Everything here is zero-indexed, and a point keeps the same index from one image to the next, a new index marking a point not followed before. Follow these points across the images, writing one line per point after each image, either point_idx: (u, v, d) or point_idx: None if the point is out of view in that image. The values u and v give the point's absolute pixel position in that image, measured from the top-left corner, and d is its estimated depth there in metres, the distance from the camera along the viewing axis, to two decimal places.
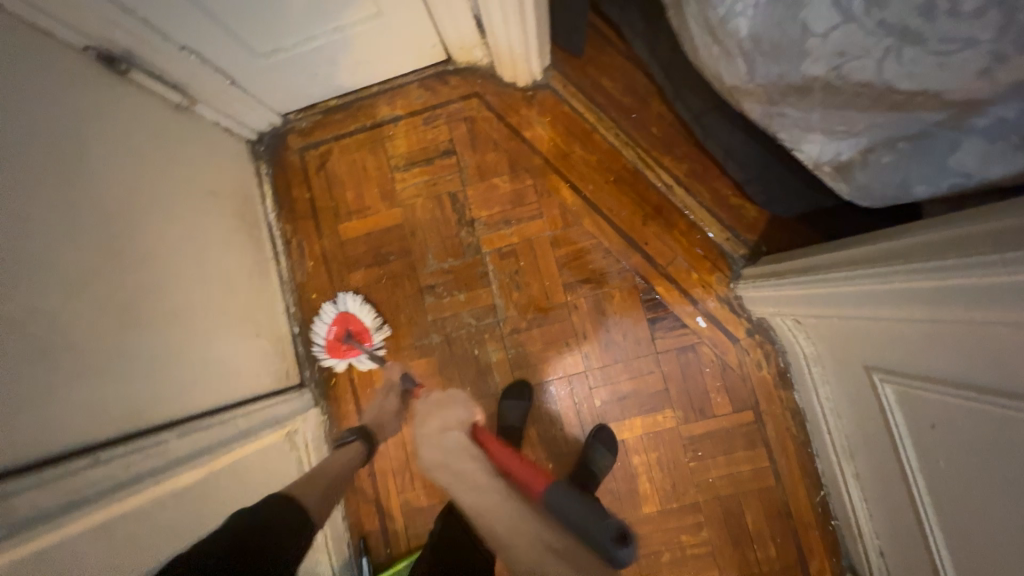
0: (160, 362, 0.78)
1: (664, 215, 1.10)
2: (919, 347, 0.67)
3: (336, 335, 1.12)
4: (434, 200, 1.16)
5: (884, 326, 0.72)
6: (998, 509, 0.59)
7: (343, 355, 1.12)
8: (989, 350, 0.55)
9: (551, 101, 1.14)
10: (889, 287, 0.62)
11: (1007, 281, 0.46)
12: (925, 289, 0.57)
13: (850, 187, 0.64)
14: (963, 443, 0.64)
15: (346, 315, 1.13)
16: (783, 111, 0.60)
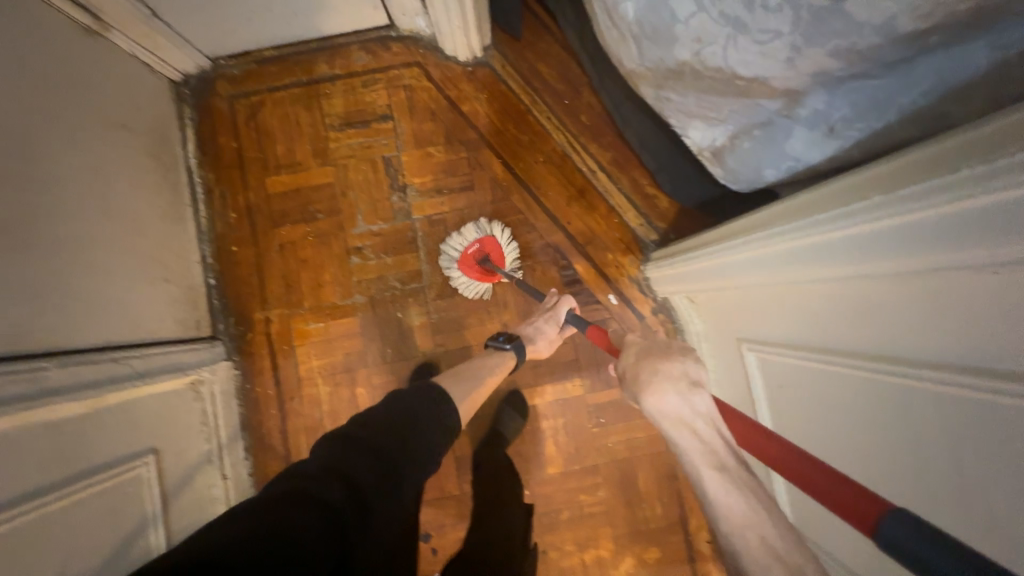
0: (46, 289, 0.74)
1: (586, 198, 1.17)
2: (770, 316, 0.79)
3: (476, 252, 1.10)
4: (367, 163, 1.17)
5: (749, 299, 0.83)
6: (819, 448, 0.71)
7: (473, 271, 1.10)
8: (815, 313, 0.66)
9: (490, 80, 1.19)
10: (748, 257, 0.73)
11: (812, 243, 0.57)
12: (768, 258, 0.68)
13: (723, 171, 0.73)
14: (797, 396, 0.76)
15: (495, 243, 1.10)
16: (669, 95, 0.69)
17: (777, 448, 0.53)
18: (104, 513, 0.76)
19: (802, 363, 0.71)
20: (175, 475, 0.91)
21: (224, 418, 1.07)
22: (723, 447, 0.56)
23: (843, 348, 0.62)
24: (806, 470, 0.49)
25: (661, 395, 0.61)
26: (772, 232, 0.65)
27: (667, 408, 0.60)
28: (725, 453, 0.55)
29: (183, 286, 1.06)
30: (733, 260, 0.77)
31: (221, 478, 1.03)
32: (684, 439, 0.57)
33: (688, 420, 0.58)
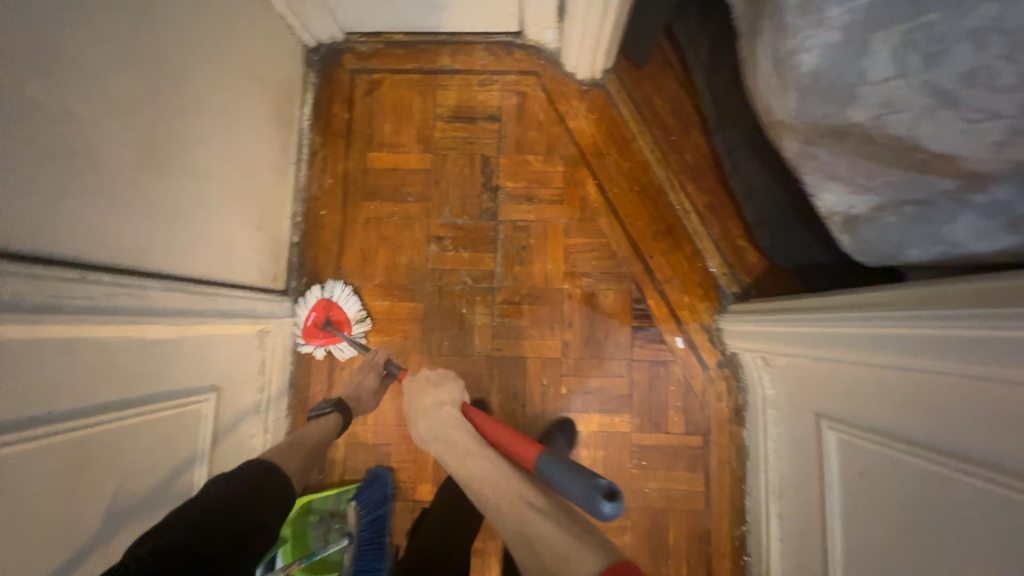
0: (166, 214, 0.77)
1: (674, 236, 1.16)
2: (867, 399, 0.74)
3: (313, 321, 1.10)
4: (466, 158, 1.19)
5: (844, 374, 0.79)
6: (900, 558, 0.65)
7: (318, 340, 1.09)
8: (934, 407, 0.61)
9: (601, 103, 1.20)
10: (875, 332, 0.67)
11: (974, 335, 0.53)
12: (899, 336, 0.64)
13: (852, 240, 0.71)
14: (880, 492, 0.70)
15: (327, 303, 1.12)
16: (816, 153, 0.67)
17: (487, 424, 0.83)
18: (162, 442, 0.76)
19: (900, 459, 0.66)
20: (227, 417, 0.92)
21: (278, 371, 1.08)
22: (464, 445, 0.82)
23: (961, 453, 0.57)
24: (490, 429, 0.82)
25: (420, 422, 0.91)
26: (912, 310, 0.61)
27: (425, 431, 0.89)
28: (465, 448, 0.82)
29: (272, 237, 1.09)
30: (851, 330, 0.72)
31: (262, 430, 1.04)
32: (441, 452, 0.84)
33: (441, 433, 0.86)
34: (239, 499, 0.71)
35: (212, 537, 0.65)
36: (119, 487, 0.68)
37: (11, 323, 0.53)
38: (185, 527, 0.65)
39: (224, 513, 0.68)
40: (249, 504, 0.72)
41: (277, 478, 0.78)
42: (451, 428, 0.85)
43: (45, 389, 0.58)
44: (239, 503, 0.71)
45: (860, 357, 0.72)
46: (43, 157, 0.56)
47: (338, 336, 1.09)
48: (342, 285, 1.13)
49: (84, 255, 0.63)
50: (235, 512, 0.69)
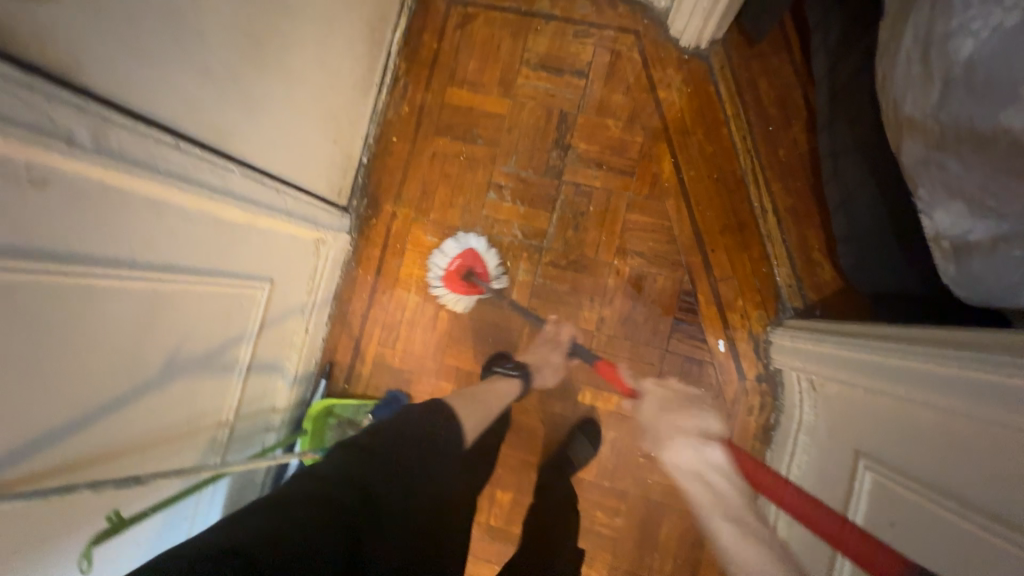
0: (255, 105, 0.81)
1: (743, 233, 1.08)
2: (923, 448, 0.67)
3: (458, 267, 1.10)
4: (544, 110, 1.15)
5: (904, 417, 0.71)
6: None
7: (460, 288, 1.10)
8: (1001, 469, 0.54)
9: (700, 77, 1.11)
10: (958, 375, 0.60)
11: None
12: (984, 385, 0.56)
13: (957, 272, 0.62)
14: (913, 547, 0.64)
15: (474, 254, 1.11)
16: (944, 161, 0.58)
17: (796, 498, 0.68)
18: (219, 315, 0.83)
19: (945, 515, 0.60)
20: (276, 309, 0.99)
21: (326, 281, 1.14)
22: (738, 505, 0.76)
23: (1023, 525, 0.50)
24: (809, 510, 0.66)
25: (678, 452, 0.88)
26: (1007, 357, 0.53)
27: (684, 459, 0.86)
28: (733, 500, 0.78)
29: (344, 153, 1.13)
30: (929, 367, 0.65)
31: (304, 330, 1.11)
32: (699, 490, 0.80)
33: (703, 472, 0.83)
34: None
35: (403, 450, 0.68)
36: (180, 343, 0.76)
37: (111, 167, 0.58)
38: (354, 450, 0.67)
39: (398, 437, 0.69)
40: (428, 450, 0.71)
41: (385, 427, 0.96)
42: (717, 474, 0.82)
43: (134, 238, 0.64)
44: (420, 440, 0.71)
45: (929, 400, 0.65)
46: (163, 22, 0.60)
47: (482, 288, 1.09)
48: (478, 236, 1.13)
49: (181, 125, 0.68)
50: (426, 437, 0.72)
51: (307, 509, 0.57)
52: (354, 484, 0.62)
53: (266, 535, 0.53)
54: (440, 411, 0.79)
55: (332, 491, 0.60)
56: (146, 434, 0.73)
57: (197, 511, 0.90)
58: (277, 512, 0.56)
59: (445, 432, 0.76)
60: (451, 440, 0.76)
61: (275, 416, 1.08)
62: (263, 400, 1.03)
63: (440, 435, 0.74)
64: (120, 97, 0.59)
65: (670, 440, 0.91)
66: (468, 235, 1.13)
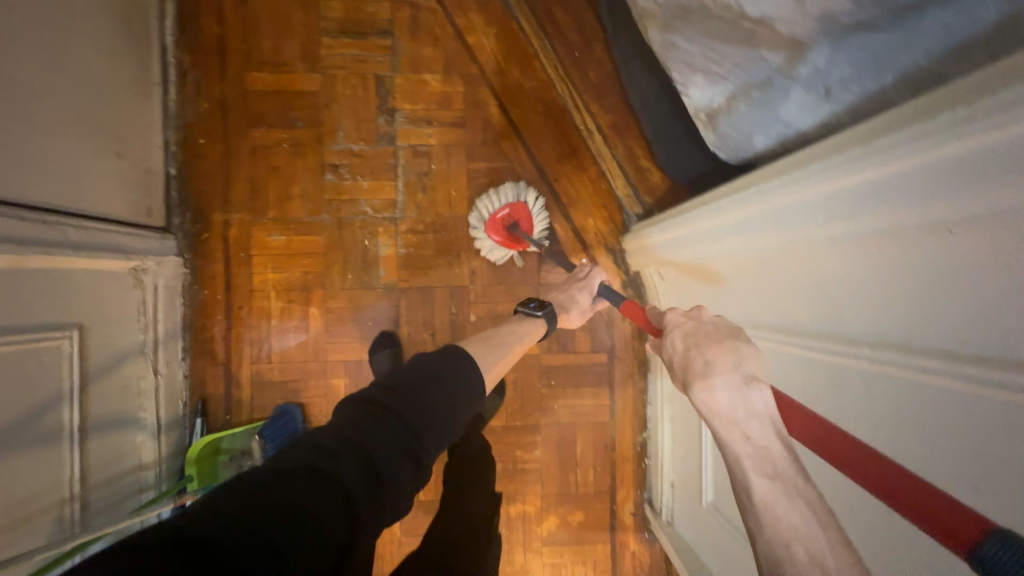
0: (6, 124, 0.69)
1: (578, 158, 1.14)
2: (762, 292, 0.67)
3: (506, 215, 1.07)
4: (358, 78, 1.10)
5: (742, 268, 0.71)
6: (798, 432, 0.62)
7: (497, 236, 1.07)
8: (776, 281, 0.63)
9: (501, 16, 1.12)
10: (732, 220, 0.67)
11: (897, 173, 0.40)
12: (798, 209, 0.54)
13: (715, 137, 0.71)
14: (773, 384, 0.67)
15: (525, 210, 1.08)
16: (676, 41, 0.66)
17: (828, 435, 0.46)
18: (20, 379, 0.71)
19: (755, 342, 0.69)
20: (100, 356, 0.87)
21: (165, 312, 1.02)
22: (779, 455, 0.47)
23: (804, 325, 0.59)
24: (913, 490, 0.38)
25: (712, 388, 0.52)
26: (809, 171, 0.51)
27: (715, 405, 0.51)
28: (778, 454, 0.47)
29: (138, 168, 0.99)
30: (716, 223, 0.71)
31: (152, 372, 0.99)
32: (735, 441, 0.49)
33: (744, 422, 0.49)
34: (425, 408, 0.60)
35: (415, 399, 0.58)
36: None
37: None
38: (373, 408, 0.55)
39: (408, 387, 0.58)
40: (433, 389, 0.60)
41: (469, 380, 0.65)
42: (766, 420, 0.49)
43: None
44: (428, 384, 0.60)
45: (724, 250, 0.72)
46: None
47: (523, 239, 1.06)
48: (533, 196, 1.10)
49: None
50: (430, 383, 0.60)
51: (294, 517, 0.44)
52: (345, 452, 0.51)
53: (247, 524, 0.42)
54: (460, 362, 0.65)
55: (334, 466, 0.49)
56: None
57: None
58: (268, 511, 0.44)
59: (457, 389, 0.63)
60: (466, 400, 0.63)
61: (147, 473, 0.96)
62: (122, 462, 0.91)
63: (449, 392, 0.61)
64: None
65: (704, 366, 0.54)
66: (512, 189, 1.08)
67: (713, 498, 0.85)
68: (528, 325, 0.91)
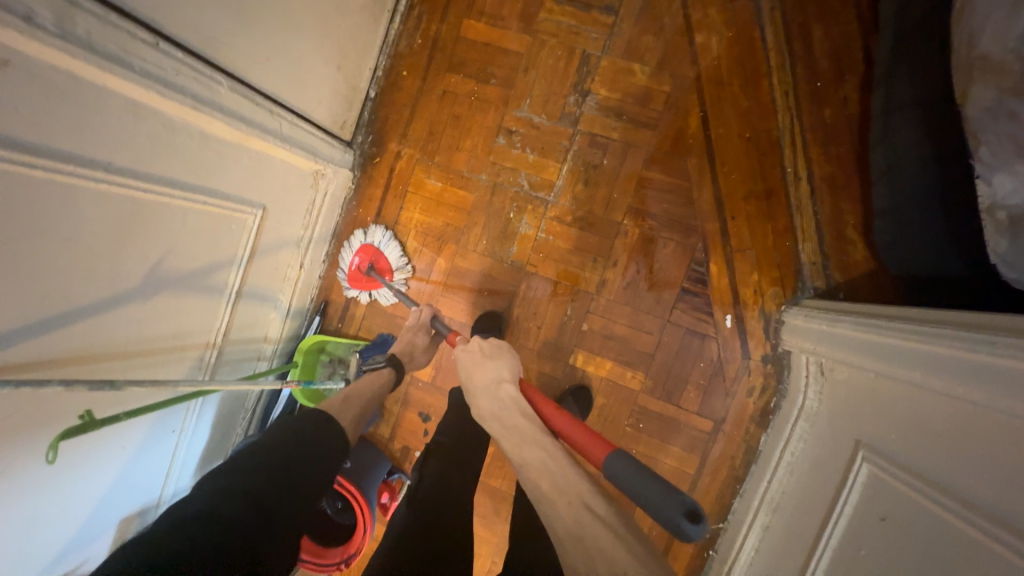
0: (255, 15, 0.76)
1: (770, 202, 0.98)
2: (936, 444, 0.60)
3: (358, 265, 1.11)
4: (565, 50, 1.05)
5: (919, 409, 0.65)
6: None
7: (362, 286, 1.11)
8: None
9: (745, 20, 0.98)
10: (1012, 366, 0.52)
11: None
12: None
13: (1009, 248, 0.54)
14: (896, 546, 0.60)
15: (371, 249, 1.12)
16: (1018, 111, 0.52)
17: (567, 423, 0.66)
18: (206, 236, 0.82)
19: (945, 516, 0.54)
20: (269, 238, 0.98)
21: (325, 217, 1.12)
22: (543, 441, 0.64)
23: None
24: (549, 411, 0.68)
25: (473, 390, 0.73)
26: None
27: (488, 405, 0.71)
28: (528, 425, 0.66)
29: (348, 83, 1.07)
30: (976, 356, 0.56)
31: (299, 265, 1.10)
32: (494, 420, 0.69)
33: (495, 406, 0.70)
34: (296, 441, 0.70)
35: (287, 447, 0.66)
36: (162, 258, 0.75)
37: (80, 57, 0.55)
38: (241, 468, 0.63)
39: (288, 444, 0.67)
40: (312, 452, 0.68)
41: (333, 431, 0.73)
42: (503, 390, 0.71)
43: (106, 139, 0.61)
44: (309, 446, 0.68)
45: (964, 393, 0.57)
46: None
47: (379, 282, 1.10)
48: (381, 231, 1.12)
49: (171, 28, 0.65)
50: (307, 443, 0.69)
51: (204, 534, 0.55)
52: (248, 499, 0.60)
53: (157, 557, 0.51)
54: (322, 422, 0.73)
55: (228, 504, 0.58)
56: (131, 343, 0.74)
57: (186, 425, 0.92)
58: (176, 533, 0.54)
59: (328, 446, 0.71)
60: (332, 456, 0.71)
61: (267, 347, 1.09)
62: (254, 330, 1.04)
63: (327, 446, 0.70)
64: None
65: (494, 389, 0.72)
66: (373, 231, 1.12)
67: None
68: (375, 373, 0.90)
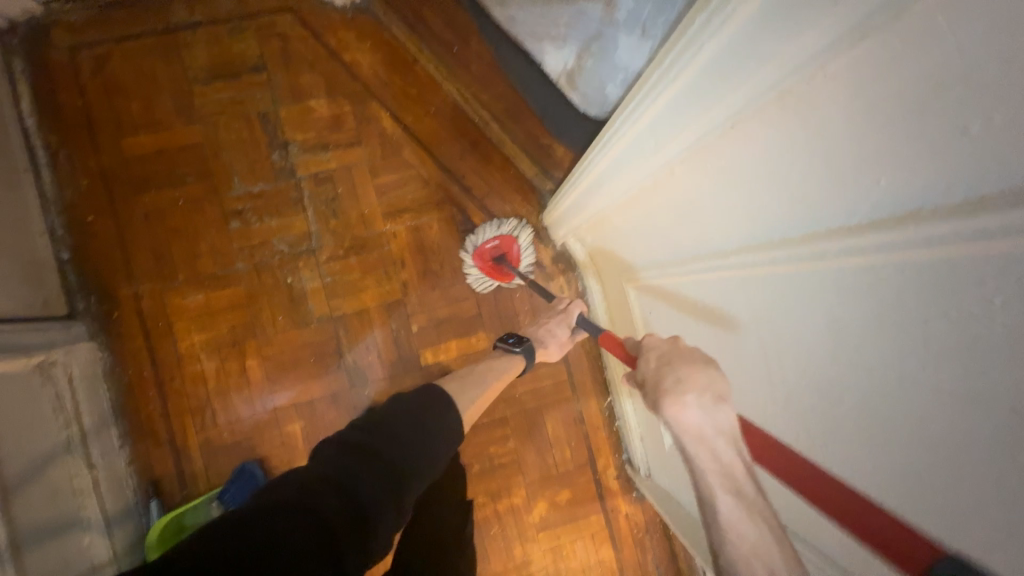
0: None
1: (481, 150, 1.15)
2: (648, 232, 0.74)
3: (492, 250, 1.10)
4: (241, 120, 1.08)
5: (631, 221, 0.79)
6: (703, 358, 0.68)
7: (487, 269, 1.10)
8: (674, 213, 0.64)
9: (372, 29, 1.12)
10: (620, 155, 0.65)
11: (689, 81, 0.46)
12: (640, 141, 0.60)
13: (579, 100, 0.71)
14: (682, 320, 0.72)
15: (512, 240, 1.11)
16: (514, 16, 0.72)
17: (785, 461, 0.50)
18: None
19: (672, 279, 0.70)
20: (20, 465, 0.80)
21: (87, 402, 0.96)
22: (738, 471, 0.51)
23: (693, 251, 0.63)
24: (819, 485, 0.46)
25: (682, 405, 0.55)
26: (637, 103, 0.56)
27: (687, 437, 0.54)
28: (740, 473, 0.51)
29: (24, 259, 0.93)
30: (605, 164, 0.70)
31: (88, 467, 0.93)
32: (704, 458, 0.52)
33: (707, 438, 0.53)
34: (406, 417, 0.63)
35: (398, 428, 0.60)
36: None
37: None
38: (349, 437, 0.58)
39: (394, 423, 0.61)
40: (414, 439, 0.61)
41: (447, 414, 0.68)
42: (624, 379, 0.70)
43: None
44: (411, 420, 0.63)
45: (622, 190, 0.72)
46: None
47: (510, 274, 1.10)
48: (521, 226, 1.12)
49: None
50: (414, 413, 0.64)
51: (301, 525, 0.47)
52: (347, 486, 0.52)
53: (254, 545, 0.44)
54: (437, 398, 0.69)
55: (320, 494, 0.50)
56: None
57: None
58: (266, 515, 0.47)
59: (439, 424, 0.65)
60: (447, 433, 0.66)
61: (104, 574, 0.90)
62: (70, 569, 0.84)
63: (433, 424, 0.64)
64: None
65: (676, 383, 0.58)
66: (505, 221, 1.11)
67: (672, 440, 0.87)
68: (503, 363, 0.93)
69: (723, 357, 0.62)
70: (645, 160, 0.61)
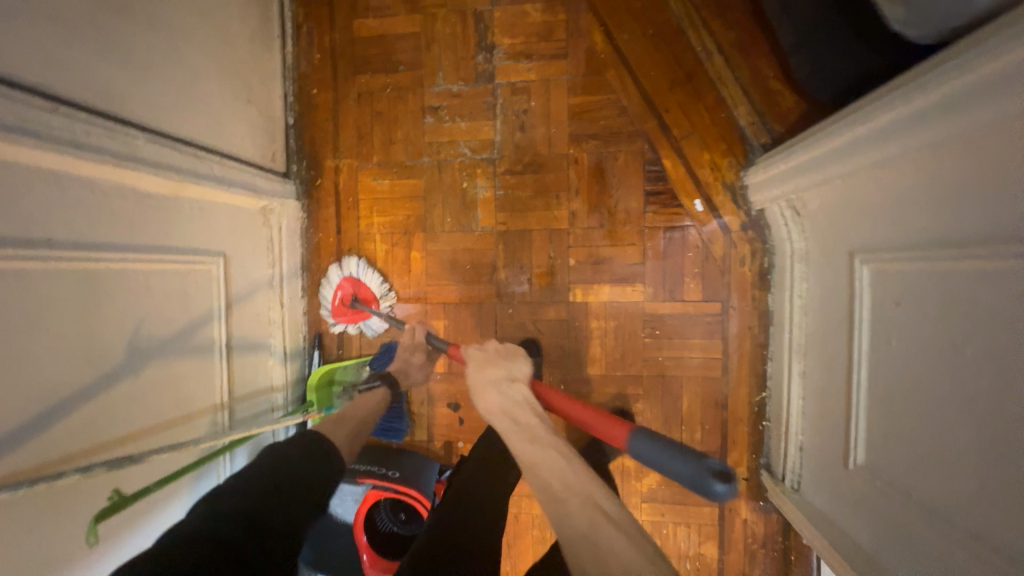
0: (146, 65, 0.75)
1: (694, 83, 1.01)
2: (901, 208, 0.65)
3: (342, 299, 1.09)
4: (458, 15, 1.07)
5: (880, 194, 0.69)
6: (933, 361, 0.60)
7: (349, 318, 1.10)
8: (994, 188, 0.50)
9: None
10: (908, 112, 0.59)
11: None
12: (947, 97, 0.53)
13: (906, 7, 0.58)
14: (918, 315, 0.62)
15: (351, 281, 1.10)
16: None
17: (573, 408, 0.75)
18: (175, 293, 0.80)
19: (935, 264, 0.58)
20: (239, 285, 0.96)
21: (288, 251, 1.10)
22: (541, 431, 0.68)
23: (956, 238, 0.56)
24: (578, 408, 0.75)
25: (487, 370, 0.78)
26: (967, 56, 0.50)
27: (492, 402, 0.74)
28: (542, 432, 0.68)
29: (265, 115, 1.06)
30: (899, 110, 0.60)
31: (279, 305, 1.08)
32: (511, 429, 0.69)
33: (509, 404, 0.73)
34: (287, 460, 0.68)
35: (281, 478, 0.65)
36: (139, 326, 0.73)
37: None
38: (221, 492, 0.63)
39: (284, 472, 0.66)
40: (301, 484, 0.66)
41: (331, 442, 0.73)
42: (525, 410, 0.71)
43: (42, 214, 0.60)
44: (301, 463, 0.68)
45: (898, 148, 0.62)
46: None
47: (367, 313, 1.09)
48: (358, 261, 1.11)
49: (74, 95, 0.65)
50: (302, 459, 0.68)
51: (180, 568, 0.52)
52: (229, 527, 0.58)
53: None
54: (311, 439, 0.72)
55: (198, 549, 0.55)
56: (136, 425, 0.72)
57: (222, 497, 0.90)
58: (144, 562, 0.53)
59: (328, 466, 0.70)
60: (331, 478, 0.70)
61: (277, 395, 1.07)
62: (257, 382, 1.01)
63: (319, 467, 0.69)
64: (12, 71, 0.57)
65: (498, 373, 0.77)
66: (346, 261, 1.11)
67: (866, 459, 0.73)
68: (369, 397, 0.87)
69: (965, 368, 0.55)
70: (939, 123, 0.55)
